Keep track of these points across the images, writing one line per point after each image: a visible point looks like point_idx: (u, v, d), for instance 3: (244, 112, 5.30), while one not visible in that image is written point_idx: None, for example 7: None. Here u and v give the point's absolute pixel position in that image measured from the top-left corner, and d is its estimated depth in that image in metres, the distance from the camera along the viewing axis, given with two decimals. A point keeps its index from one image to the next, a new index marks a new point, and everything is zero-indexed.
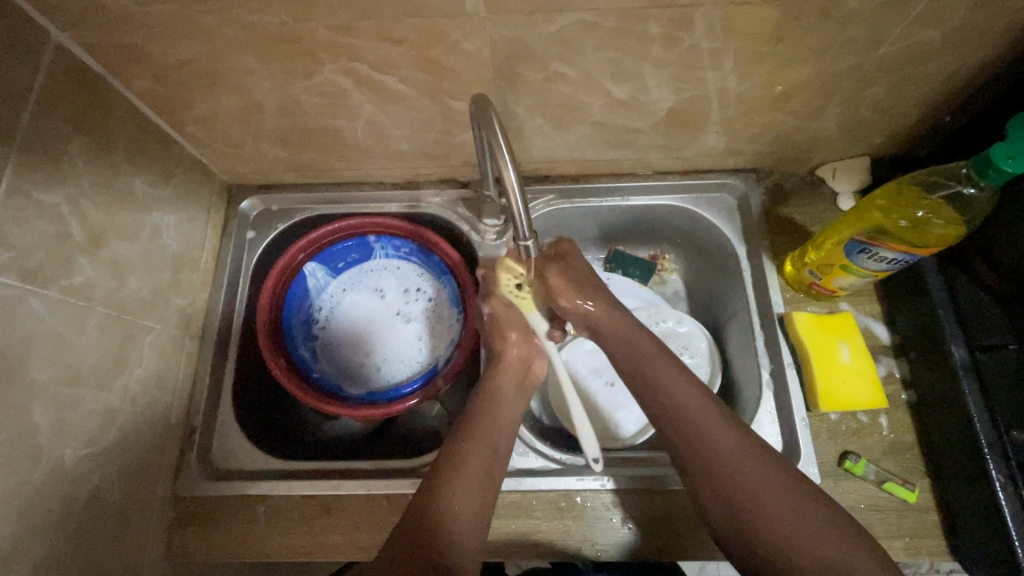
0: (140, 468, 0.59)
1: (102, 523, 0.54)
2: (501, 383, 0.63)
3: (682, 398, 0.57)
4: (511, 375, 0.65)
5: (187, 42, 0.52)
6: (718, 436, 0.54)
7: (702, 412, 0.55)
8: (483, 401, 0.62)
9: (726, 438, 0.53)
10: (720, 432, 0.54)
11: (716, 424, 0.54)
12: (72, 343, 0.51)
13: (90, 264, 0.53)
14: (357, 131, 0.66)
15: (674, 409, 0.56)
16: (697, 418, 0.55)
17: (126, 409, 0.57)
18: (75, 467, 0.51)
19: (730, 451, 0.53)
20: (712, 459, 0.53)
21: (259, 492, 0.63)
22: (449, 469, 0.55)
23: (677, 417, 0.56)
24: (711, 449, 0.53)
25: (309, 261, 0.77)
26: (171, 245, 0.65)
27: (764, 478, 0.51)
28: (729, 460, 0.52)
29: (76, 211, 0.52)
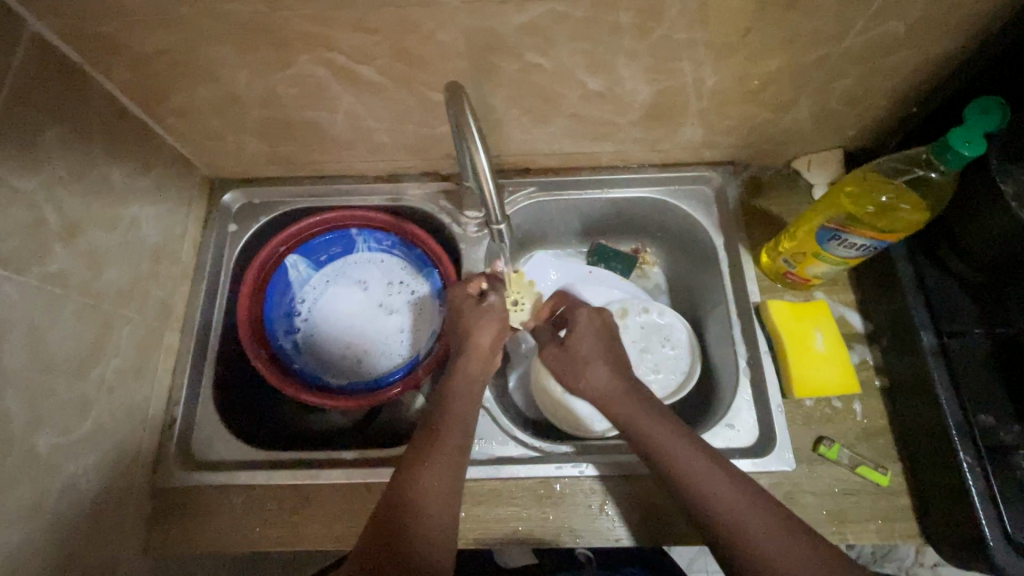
0: (118, 458, 0.59)
1: (78, 513, 0.54)
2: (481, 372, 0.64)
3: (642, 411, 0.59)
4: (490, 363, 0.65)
5: (163, 31, 0.53)
6: (675, 448, 0.55)
7: (657, 424, 0.57)
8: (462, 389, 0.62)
9: (685, 449, 0.55)
10: (678, 444, 0.56)
11: (672, 436, 0.56)
12: (47, 331, 0.51)
13: (65, 252, 0.53)
14: (337, 123, 0.67)
15: (635, 423, 0.59)
16: (650, 427, 0.58)
17: (103, 398, 0.57)
18: (50, 454, 0.51)
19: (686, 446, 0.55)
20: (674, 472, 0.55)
21: (239, 482, 0.63)
22: (418, 467, 0.55)
23: (638, 431, 0.58)
24: (672, 460, 0.55)
25: (291, 253, 0.77)
26: (151, 236, 0.66)
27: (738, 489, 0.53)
28: (693, 471, 0.54)
29: (51, 198, 0.52)
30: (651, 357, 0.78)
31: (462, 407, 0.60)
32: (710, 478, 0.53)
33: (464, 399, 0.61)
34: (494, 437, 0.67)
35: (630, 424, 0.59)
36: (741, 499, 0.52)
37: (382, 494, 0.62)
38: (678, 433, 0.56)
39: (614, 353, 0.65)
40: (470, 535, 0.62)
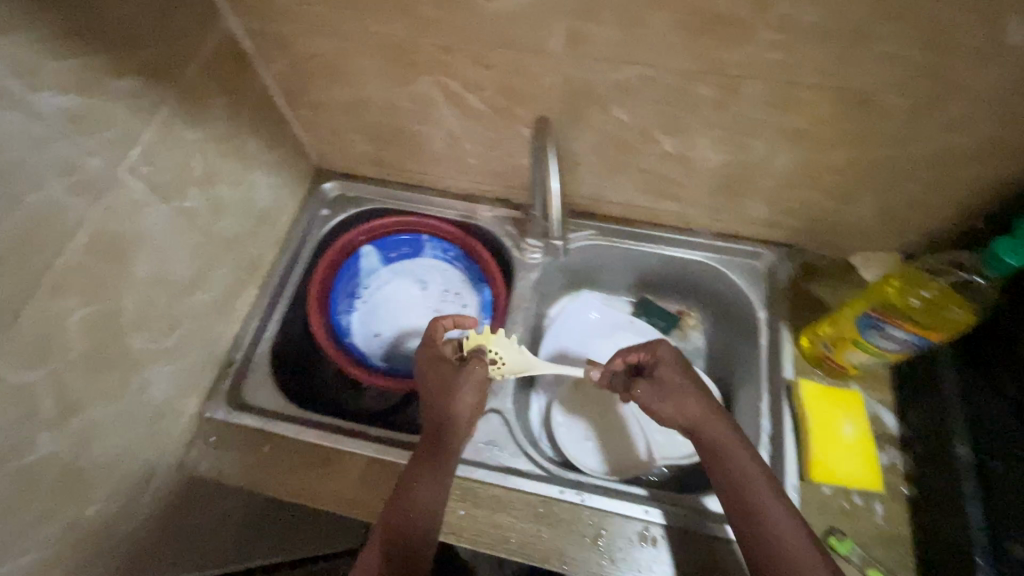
0: (183, 377, 0.67)
1: (141, 414, 0.61)
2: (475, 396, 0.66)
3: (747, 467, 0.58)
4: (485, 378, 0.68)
5: (322, 39, 0.65)
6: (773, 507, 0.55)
7: (770, 497, 0.56)
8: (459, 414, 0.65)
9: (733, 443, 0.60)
10: (778, 509, 0.55)
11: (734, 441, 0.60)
12: (167, 252, 0.61)
13: (198, 194, 0.64)
14: (435, 138, 0.77)
15: (734, 470, 0.58)
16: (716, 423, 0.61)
17: (188, 322, 0.66)
18: (139, 355, 0.59)
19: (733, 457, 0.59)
20: (769, 531, 0.54)
21: (270, 429, 0.69)
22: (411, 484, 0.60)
23: (736, 474, 0.58)
24: (772, 526, 0.54)
25: (367, 243, 0.86)
26: (262, 201, 0.77)
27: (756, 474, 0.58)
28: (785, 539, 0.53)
29: (202, 149, 0.63)
30: None
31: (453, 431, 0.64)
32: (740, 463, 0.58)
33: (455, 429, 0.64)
34: (506, 447, 0.69)
35: (729, 471, 0.58)
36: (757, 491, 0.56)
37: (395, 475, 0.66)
38: (784, 508, 0.55)
39: (670, 384, 0.64)
40: (464, 533, 0.64)
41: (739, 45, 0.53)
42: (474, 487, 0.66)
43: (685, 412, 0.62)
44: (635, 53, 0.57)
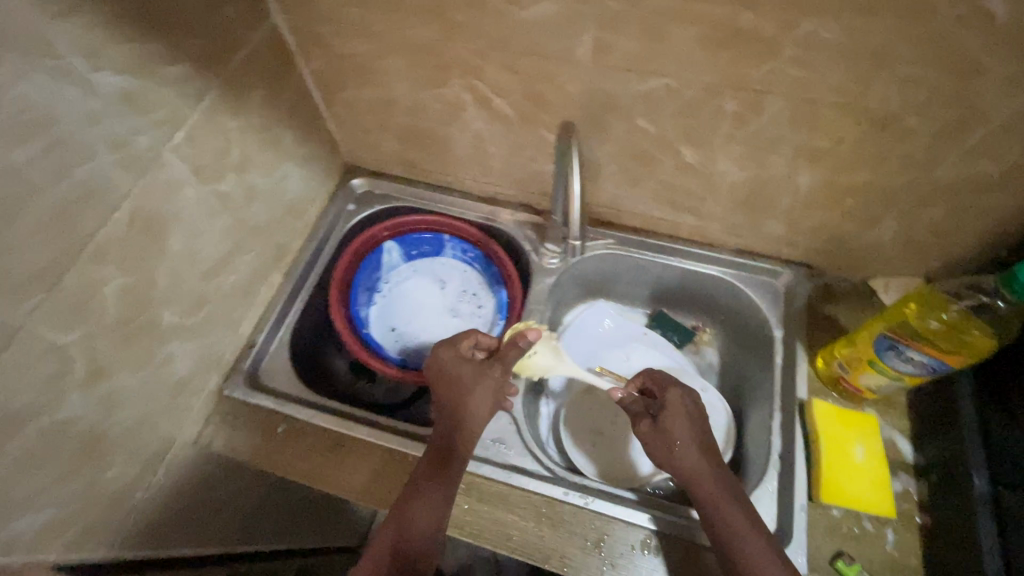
0: (205, 355, 0.69)
1: (163, 387, 0.63)
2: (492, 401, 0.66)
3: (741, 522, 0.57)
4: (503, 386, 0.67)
5: (360, 40, 0.68)
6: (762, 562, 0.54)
7: (764, 556, 0.55)
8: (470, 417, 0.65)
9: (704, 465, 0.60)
10: (761, 553, 0.55)
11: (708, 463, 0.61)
12: (200, 233, 0.64)
13: (233, 180, 0.67)
14: (462, 141, 0.79)
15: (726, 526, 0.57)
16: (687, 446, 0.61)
17: (214, 302, 0.69)
18: (166, 329, 0.62)
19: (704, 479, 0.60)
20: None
21: (284, 411, 0.71)
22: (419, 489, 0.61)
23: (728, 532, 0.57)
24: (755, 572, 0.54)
25: (390, 239, 0.88)
26: (292, 192, 0.80)
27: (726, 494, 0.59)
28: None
29: (240, 138, 0.66)
30: None
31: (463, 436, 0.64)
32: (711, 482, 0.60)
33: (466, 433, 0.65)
34: (513, 445, 0.70)
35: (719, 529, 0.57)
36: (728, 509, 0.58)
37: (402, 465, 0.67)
38: (771, 554, 0.55)
39: (677, 429, 0.62)
40: (466, 527, 0.64)
41: (763, 60, 0.54)
42: (479, 483, 0.66)
43: (681, 465, 0.61)
44: (660, 65, 0.58)
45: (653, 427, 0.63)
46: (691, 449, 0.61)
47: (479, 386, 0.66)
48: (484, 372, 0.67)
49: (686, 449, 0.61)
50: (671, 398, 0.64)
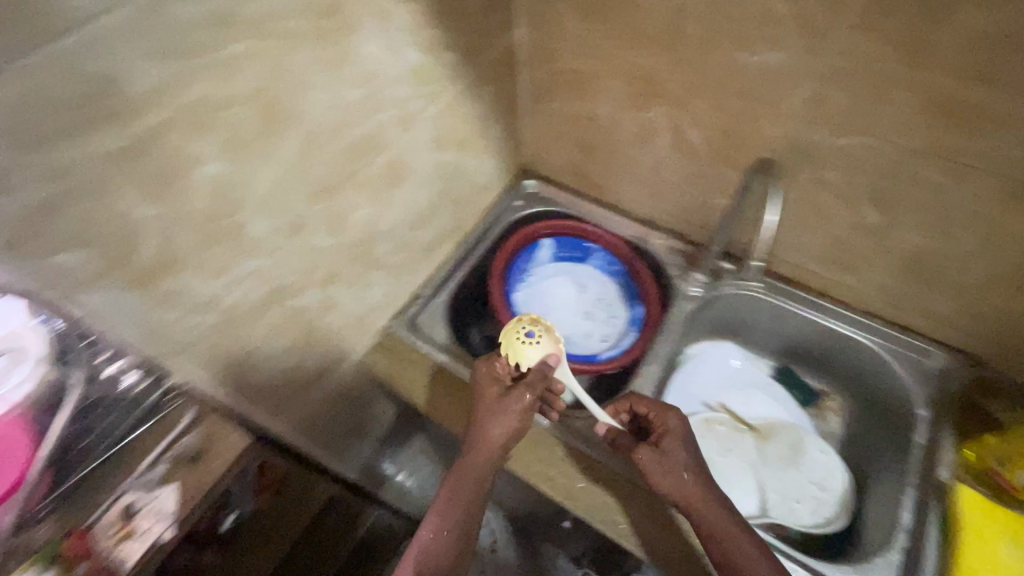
0: (388, 292, 0.82)
1: (356, 307, 0.76)
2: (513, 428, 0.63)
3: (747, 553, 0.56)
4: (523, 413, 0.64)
5: (582, 60, 0.78)
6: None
7: None
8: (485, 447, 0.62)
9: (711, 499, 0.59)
10: None
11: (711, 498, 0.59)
12: (418, 189, 0.76)
13: (450, 154, 0.80)
14: (640, 163, 0.87)
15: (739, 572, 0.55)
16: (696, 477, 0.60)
17: (406, 250, 0.81)
18: (373, 259, 0.74)
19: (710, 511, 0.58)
20: None
21: (439, 358, 0.82)
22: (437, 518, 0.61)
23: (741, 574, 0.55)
24: None
25: (548, 237, 0.97)
26: (481, 177, 0.92)
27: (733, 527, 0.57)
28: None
29: (464, 121, 0.79)
30: (801, 483, 0.80)
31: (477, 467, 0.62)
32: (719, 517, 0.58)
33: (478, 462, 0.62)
34: None
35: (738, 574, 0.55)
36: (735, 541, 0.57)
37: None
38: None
39: (677, 456, 0.61)
40: (579, 501, 0.69)
41: (979, 135, 0.57)
42: (596, 466, 0.71)
43: (684, 491, 0.60)
44: (867, 122, 0.62)
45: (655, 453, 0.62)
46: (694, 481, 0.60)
47: (507, 412, 0.62)
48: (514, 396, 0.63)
49: (695, 484, 0.60)
50: (671, 424, 0.64)
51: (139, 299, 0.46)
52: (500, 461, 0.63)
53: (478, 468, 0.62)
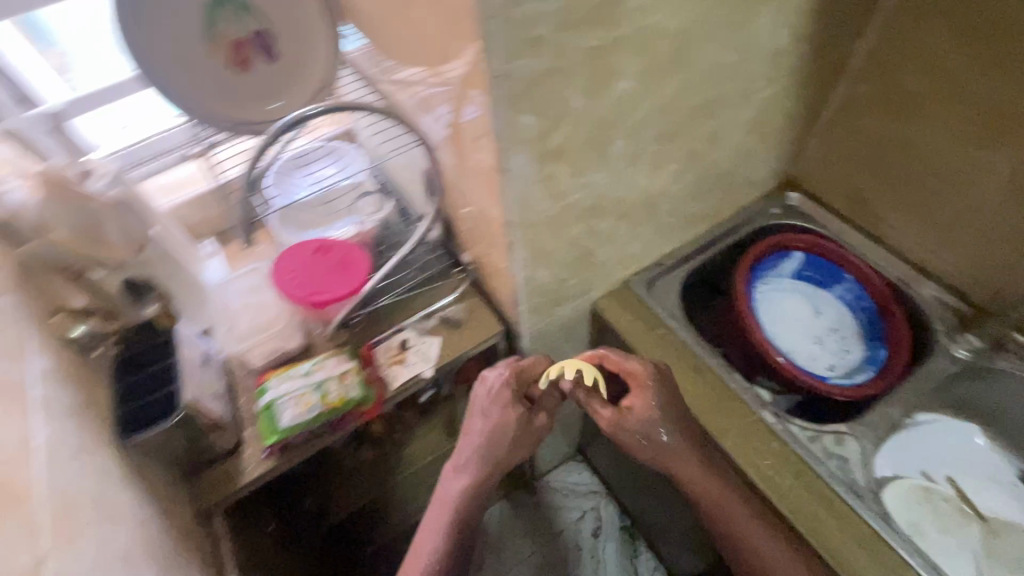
0: (643, 250, 0.88)
1: (620, 251, 0.84)
2: (506, 429, 0.74)
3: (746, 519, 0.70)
4: (507, 403, 0.74)
5: (930, 81, 0.76)
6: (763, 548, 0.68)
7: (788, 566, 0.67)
8: (470, 448, 0.75)
9: (727, 496, 0.71)
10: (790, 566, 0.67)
11: (722, 491, 0.71)
12: (715, 163, 0.81)
13: (751, 141, 0.83)
14: (945, 203, 0.82)
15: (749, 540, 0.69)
16: (688, 462, 0.72)
17: (674, 218, 0.87)
18: (651, 214, 0.81)
19: (725, 506, 0.70)
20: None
21: (670, 324, 0.88)
22: (443, 499, 0.77)
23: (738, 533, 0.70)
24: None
25: (800, 251, 0.96)
26: (754, 174, 0.93)
27: (745, 514, 0.70)
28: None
29: (777, 113, 0.81)
30: None
31: (463, 468, 0.75)
32: (735, 508, 0.70)
33: (468, 449, 0.75)
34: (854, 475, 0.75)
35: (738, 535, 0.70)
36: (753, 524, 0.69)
37: (744, 415, 0.78)
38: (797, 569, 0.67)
39: (645, 414, 0.71)
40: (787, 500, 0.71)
41: None
42: (813, 476, 0.73)
43: (683, 469, 0.72)
44: None
45: (642, 436, 0.72)
46: (692, 471, 0.72)
47: (501, 416, 0.74)
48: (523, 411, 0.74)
49: (693, 473, 0.72)
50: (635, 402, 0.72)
51: (533, 171, 0.57)
52: (524, 418, 0.75)
53: (472, 459, 0.75)
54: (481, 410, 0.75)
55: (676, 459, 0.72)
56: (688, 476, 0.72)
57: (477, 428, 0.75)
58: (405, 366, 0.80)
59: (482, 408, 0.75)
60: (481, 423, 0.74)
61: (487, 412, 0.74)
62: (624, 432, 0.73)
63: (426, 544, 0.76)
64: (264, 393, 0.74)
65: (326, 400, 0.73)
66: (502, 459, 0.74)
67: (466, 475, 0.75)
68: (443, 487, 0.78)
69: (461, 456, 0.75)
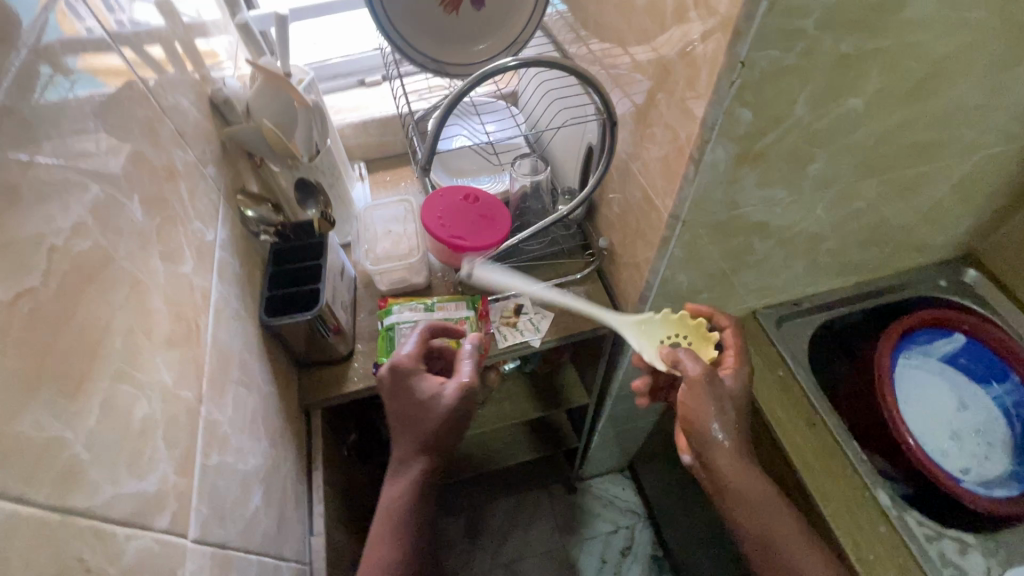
0: (784, 285, 0.83)
1: (761, 279, 0.79)
2: (437, 416, 0.65)
3: (787, 526, 0.62)
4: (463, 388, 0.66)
5: None
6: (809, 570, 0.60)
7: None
8: (403, 440, 0.67)
9: (757, 496, 0.63)
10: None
11: (758, 490, 0.63)
12: (898, 214, 0.74)
13: (947, 200, 0.75)
14: None
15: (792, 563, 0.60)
16: (740, 469, 0.64)
17: (829, 261, 0.80)
18: (810, 250, 0.76)
19: (760, 514, 0.63)
20: None
21: (792, 367, 0.82)
22: (392, 490, 0.67)
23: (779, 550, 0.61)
24: None
25: (963, 335, 0.86)
26: (933, 239, 0.84)
27: (783, 519, 0.62)
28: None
29: (989, 177, 0.72)
30: None
31: (405, 455, 0.67)
32: (771, 514, 0.63)
33: (404, 442, 0.67)
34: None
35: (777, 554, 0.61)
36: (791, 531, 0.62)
37: (851, 485, 0.71)
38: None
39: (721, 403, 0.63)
40: None
41: None
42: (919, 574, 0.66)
43: (721, 462, 0.64)
44: None
45: (711, 412, 0.63)
46: (732, 462, 0.64)
47: (438, 402, 0.65)
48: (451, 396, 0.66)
49: (737, 469, 0.64)
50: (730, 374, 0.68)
51: (724, 170, 0.55)
52: (463, 399, 0.66)
53: (415, 442, 0.66)
54: (406, 394, 0.67)
55: (715, 455, 0.64)
56: (729, 477, 0.64)
57: (418, 409, 0.66)
58: (516, 330, 0.81)
59: (410, 395, 0.66)
60: (425, 404, 0.65)
61: (416, 393, 0.66)
62: (700, 398, 0.63)
63: (380, 559, 0.63)
64: (386, 314, 0.79)
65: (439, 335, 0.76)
66: (435, 446, 0.66)
67: (410, 470, 0.66)
68: (392, 485, 0.67)
69: (407, 453, 0.67)
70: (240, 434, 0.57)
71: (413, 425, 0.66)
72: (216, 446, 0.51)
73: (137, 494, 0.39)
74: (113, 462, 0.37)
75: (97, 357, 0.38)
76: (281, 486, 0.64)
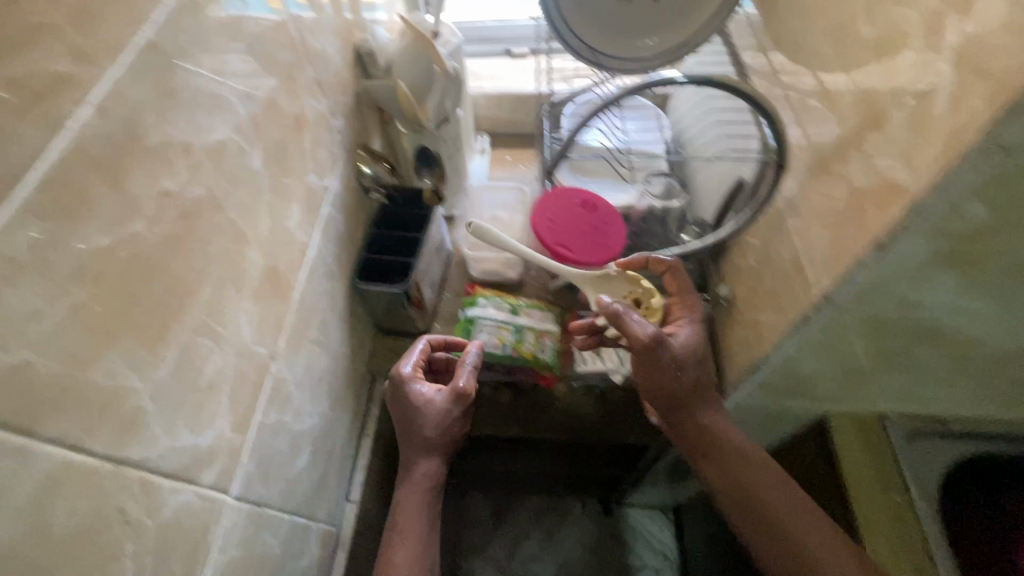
0: (933, 398, 0.68)
1: (907, 386, 0.65)
2: (435, 418, 0.65)
3: (773, 485, 0.61)
4: (460, 389, 0.65)
5: None
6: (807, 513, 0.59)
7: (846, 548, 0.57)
8: (406, 443, 0.68)
9: (737, 444, 0.63)
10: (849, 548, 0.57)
11: (742, 443, 0.63)
12: None
13: None
14: None
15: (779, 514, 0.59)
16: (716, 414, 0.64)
17: (1004, 388, 0.64)
18: (987, 370, 0.61)
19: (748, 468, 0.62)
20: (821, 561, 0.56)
21: (913, 489, 0.68)
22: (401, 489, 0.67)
23: (767, 499, 0.60)
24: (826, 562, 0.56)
25: None
26: None
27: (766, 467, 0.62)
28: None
29: None
30: None
31: (412, 460, 0.67)
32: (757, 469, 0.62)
33: (408, 449, 0.67)
34: None
35: (759, 501, 0.61)
36: (774, 479, 0.61)
37: None
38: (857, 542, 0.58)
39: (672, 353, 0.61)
40: None
41: None
42: None
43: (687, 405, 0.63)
44: None
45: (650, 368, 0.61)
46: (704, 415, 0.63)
47: (433, 410, 0.65)
48: (450, 403, 0.66)
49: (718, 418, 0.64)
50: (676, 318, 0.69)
51: (917, 264, 0.43)
52: (455, 405, 0.66)
53: (415, 444, 0.66)
54: (401, 407, 0.67)
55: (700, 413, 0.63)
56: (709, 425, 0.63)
57: (416, 418, 0.66)
58: (596, 357, 0.74)
59: (406, 409, 0.67)
60: (420, 413, 0.65)
61: (412, 403, 0.66)
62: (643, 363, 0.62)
63: (399, 555, 0.62)
64: (470, 305, 0.75)
65: (519, 346, 0.70)
66: (436, 444, 0.66)
67: (415, 475, 0.67)
68: (401, 490, 0.67)
69: (411, 457, 0.67)
70: (302, 394, 0.57)
71: (414, 434, 0.65)
72: (277, 404, 0.51)
73: (189, 449, 0.38)
74: (173, 417, 0.37)
75: (183, 308, 0.37)
76: (329, 449, 0.65)
